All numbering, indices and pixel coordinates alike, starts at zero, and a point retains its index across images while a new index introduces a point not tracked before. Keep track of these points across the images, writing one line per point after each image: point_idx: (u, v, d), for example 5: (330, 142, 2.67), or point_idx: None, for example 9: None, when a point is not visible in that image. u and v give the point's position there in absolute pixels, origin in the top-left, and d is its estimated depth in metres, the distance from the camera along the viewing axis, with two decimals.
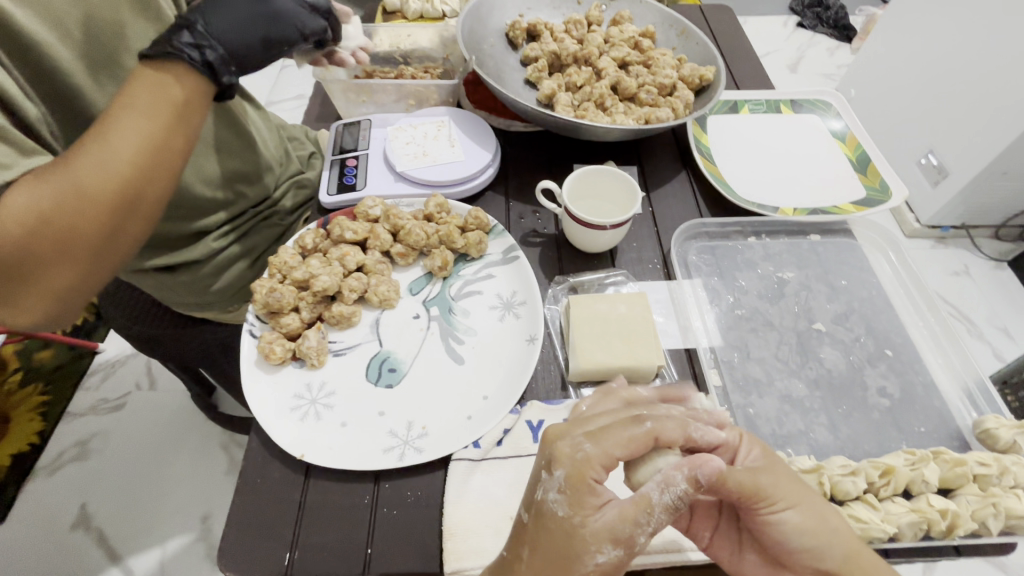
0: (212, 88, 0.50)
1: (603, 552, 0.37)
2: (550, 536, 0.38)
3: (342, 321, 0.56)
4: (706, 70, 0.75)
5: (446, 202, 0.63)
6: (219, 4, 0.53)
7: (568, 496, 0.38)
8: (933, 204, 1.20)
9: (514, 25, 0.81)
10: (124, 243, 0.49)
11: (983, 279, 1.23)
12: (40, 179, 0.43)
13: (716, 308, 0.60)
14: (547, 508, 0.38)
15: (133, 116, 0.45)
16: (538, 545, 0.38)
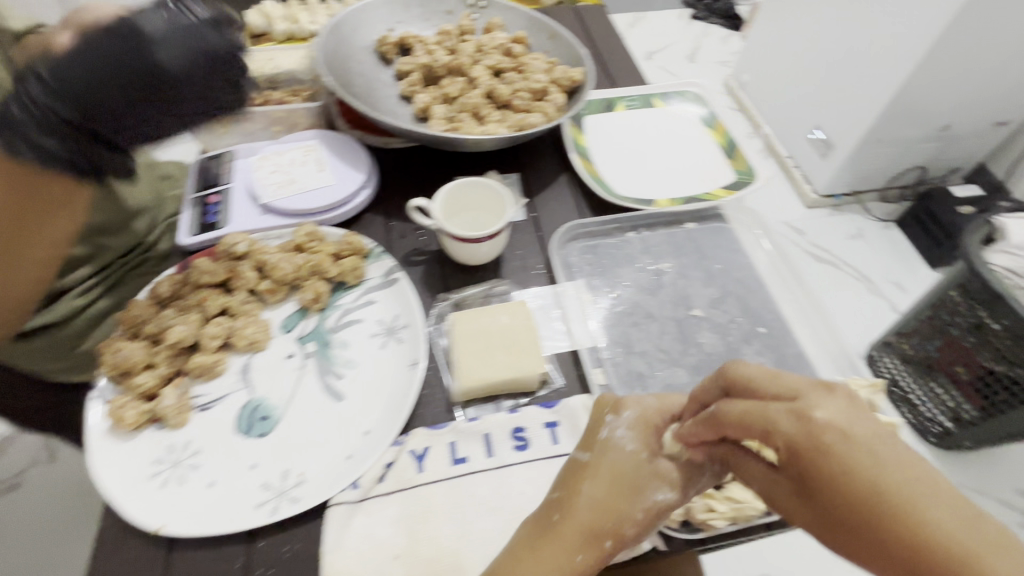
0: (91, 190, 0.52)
1: (662, 492, 0.42)
2: (613, 473, 0.42)
3: (204, 372, 0.52)
4: (575, 71, 0.76)
5: (317, 230, 0.61)
6: (86, 88, 0.48)
7: (635, 433, 0.44)
8: (825, 173, 1.08)
9: (382, 40, 0.80)
10: None
11: (877, 241, 1.09)
12: None
13: (599, 306, 0.61)
14: (611, 442, 0.44)
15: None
16: (598, 477, 0.42)
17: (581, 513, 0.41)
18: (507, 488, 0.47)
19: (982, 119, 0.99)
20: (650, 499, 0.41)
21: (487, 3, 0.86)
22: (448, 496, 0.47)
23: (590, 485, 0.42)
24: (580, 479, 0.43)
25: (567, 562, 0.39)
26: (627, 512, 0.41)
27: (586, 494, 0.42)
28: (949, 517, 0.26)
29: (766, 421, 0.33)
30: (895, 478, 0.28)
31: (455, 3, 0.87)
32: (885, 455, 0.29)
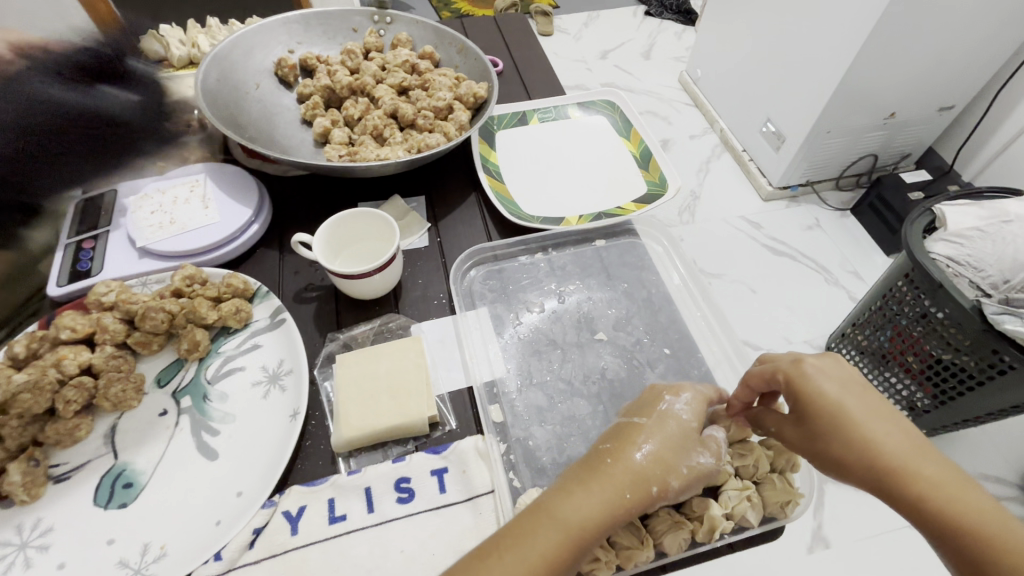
0: None
1: (704, 457, 0.42)
2: (673, 433, 0.42)
3: (61, 440, 0.48)
4: (479, 86, 0.73)
5: (197, 272, 0.57)
6: None
7: (693, 407, 0.44)
8: (780, 166, 1.04)
9: (279, 63, 0.76)
10: None
11: (835, 232, 1.05)
12: None
13: (500, 336, 0.58)
14: (671, 412, 0.43)
15: None
16: (661, 434, 0.41)
17: (621, 462, 0.40)
18: (385, 548, 0.44)
19: (927, 102, 0.96)
20: (695, 458, 0.41)
21: (392, 18, 0.83)
22: (322, 560, 0.43)
23: (644, 446, 0.41)
24: (634, 438, 0.41)
25: (616, 497, 0.38)
26: (676, 466, 0.40)
27: (645, 449, 0.41)
28: (879, 431, 0.38)
29: (776, 370, 0.43)
30: (865, 413, 0.39)
31: (360, 20, 0.83)
32: (858, 406, 0.39)
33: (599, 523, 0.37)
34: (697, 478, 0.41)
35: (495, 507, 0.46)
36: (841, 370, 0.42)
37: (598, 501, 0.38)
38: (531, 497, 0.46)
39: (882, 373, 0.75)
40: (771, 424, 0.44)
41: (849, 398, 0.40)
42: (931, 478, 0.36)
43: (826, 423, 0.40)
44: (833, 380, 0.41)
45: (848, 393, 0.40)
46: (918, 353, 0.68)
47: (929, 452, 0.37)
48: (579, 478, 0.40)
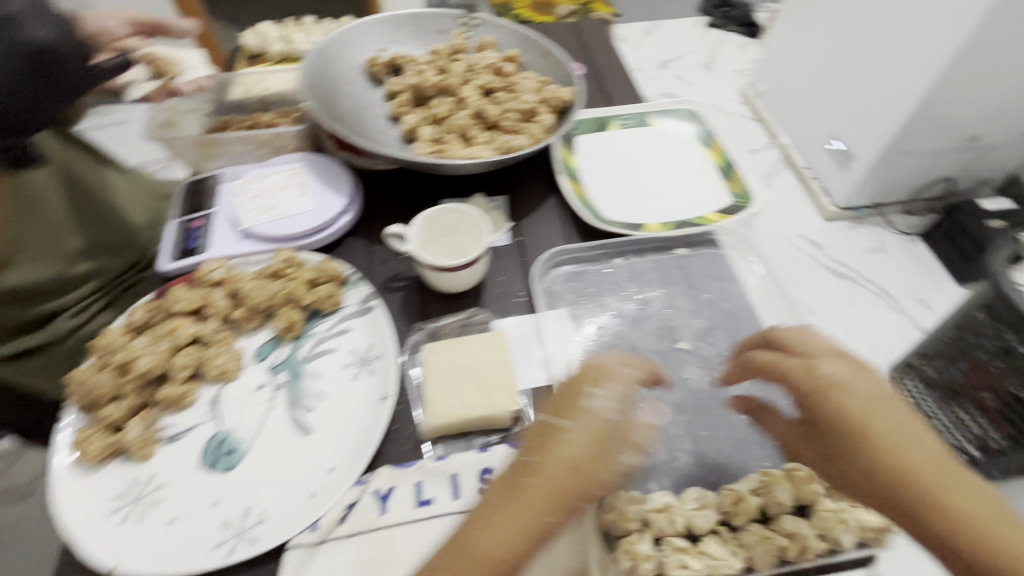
0: None
1: (625, 457, 0.41)
2: (594, 439, 0.40)
3: (172, 404, 0.51)
4: (565, 91, 0.74)
5: (295, 256, 0.60)
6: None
7: (616, 402, 0.42)
8: (846, 184, 0.94)
9: (372, 61, 0.79)
10: None
11: (902, 256, 0.93)
12: None
13: (581, 337, 0.58)
14: (591, 413, 0.40)
15: None
16: (581, 441, 0.39)
17: (558, 463, 0.38)
18: (471, 533, 0.45)
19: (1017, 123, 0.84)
20: (617, 459, 0.40)
21: (480, 21, 0.85)
22: (410, 540, 0.45)
23: (567, 450, 0.39)
24: (599, 444, 0.40)
25: (538, 520, 0.36)
26: (599, 472, 0.39)
27: (564, 457, 0.39)
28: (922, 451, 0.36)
29: (788, 370, 0.43)
30: (885, 430, 0.37)
31: (448, 22, 0.86)
32: (887, 421, 0.37)
33: (536, 528, 0.36)
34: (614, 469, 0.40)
35: None
36: (869, 382, 0.39)
37: (540, 509, 0.37)
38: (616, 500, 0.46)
39: (941, 411, 0.58)
40: (777, 429, 0.47)
41: (877, 413, 0.37)
42: (962, 506, 0.33)
43: (847, 434, 0.38)
44: (855, 391, 0.39)
45: (873, 404, 0.38)
46: (995, 388, 0.53)
47: (960, 478, 0.34)
48: (530, 476, 0.38)
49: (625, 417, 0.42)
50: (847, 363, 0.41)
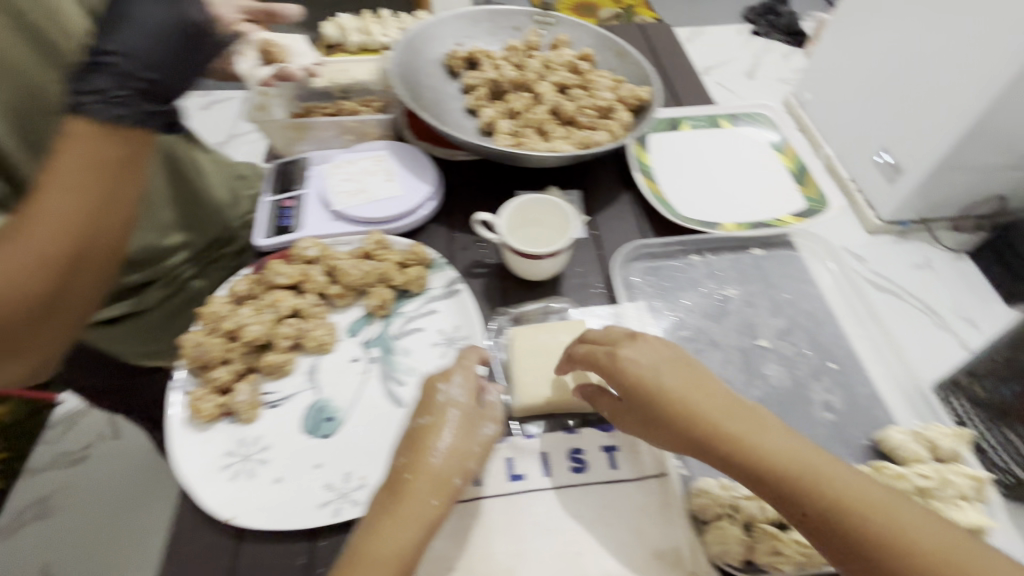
0: (134, 148, 0.49)
1: (489, 427, 0.45)
2: (460, 424, 0.44)
3: (275, 370, 0.54)
4: (642, 90, 0.76)
5: (385, 239, 0.63)
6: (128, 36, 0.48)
7: (466, 387, 0.46)
8: (895, 198, 0.86)
9: (452, 54, 0.81)
10: (77, 293, 0.49)
11: (949, 272, 0.88)
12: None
13: (660, 329, 0.59)
14: (448, 403, 0.44)
15: (68, 197, 0.44)
16: (448, 432, 0.43)
17: (419, 448, 0.43)
18: (562, 510, 0.47)
19: None
20: (480, 432, 0.45)
21: (556, 20, 0.87)
22: (505, 511, 0.47)
23: (439, 443, 0.43)
24: (436, 427, 0.43)
25: (425, 510, 0.40)
26: (466, 450, 0.43)
27: (438, 447, 0.42)
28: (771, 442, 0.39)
29: (594, 360, 0.47)
30: (702, 397, 0.42)
31: (524, 20, 0.88)
32: (700, 398, 0.42)
33: (428, 523, 0.40)
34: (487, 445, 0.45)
35: (667, 490, 0.48)
36: (656, 353, 0.45)
37: (417, 499, 0.40)
38: (706, 486, 0.47)
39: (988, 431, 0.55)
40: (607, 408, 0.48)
41: (669, 380, 0.43)
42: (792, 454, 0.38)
43: (662, 409, 0.42)
44: (666, 370, 0.44)
45: (680, 382, 0.43)
46: None
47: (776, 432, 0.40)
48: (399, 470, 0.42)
49: (478, 396, 0.46)
50: (637, 344, 0.46)
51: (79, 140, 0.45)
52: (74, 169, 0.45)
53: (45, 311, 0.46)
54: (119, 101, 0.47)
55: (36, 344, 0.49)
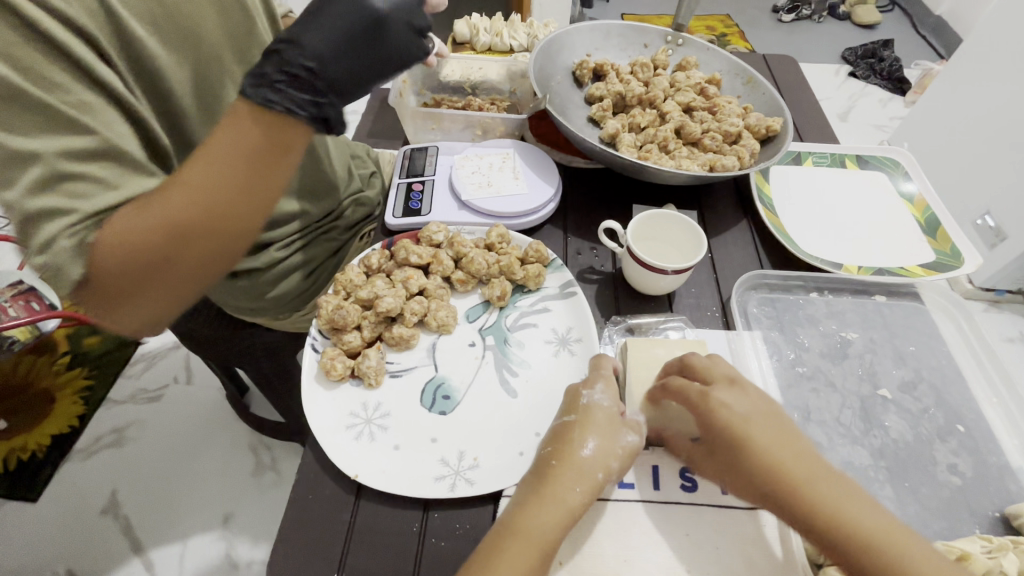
0: (292, 129, 0.46)
1: (631, 434, 0.48)
2: (604, 421, 0.48)
3: (400, 343, 0.57)
4: (773, 121, 0.75)
5: (507, 233, 0.65)
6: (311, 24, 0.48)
7: (609, 392, 0.50)
8: (993, 265, 1.15)
9: (582, 64, 0.83)
10: (198, 279, 0.48)
11: None
12: (133, 212, 0.44)
13: (776, 362, 0.58)
14: (593, 406, 0.48)
15: (212, 170, 0.44)
16: (598, 429, 0.47)
17: (577, 440, 0.46)
18: (671, 525, 0.47)
19: None
20: (625, 437, 0.47)
21: (684, 41, 0.88)
22: (614, 516, 0.47)
23: (587, 442, 0.46)
24: (593, 425, 0.47)
25: (569, 495, 0.44)
26: (610, 447, 0.46)
27: (581, 442, 0.46)
28: (872, 516, 0.41)
29: (688, 397, 0.48)
30: (782, 450, 0.44)
31: (654, 37, 0.89)
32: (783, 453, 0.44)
33: (573, 510, 0.43)
34: (631, 453, 0.47)
35: (781, 523, 0.47)
36: (750, 404, 0.47)
37: (567, 486, 0.44)
38: None
39: None
40: (683, 452, 0.50)
41: (757, 431, 0.45)
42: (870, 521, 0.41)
43: (745, 462, 0.45)
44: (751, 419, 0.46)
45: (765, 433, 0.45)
46: None
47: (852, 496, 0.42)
48: (557, 457, 0.46)
49: (621, 405, 0.50)
50: (733, 390, 0.48)
51: (242, 121, 0.44)
52: (228, 146, 0.44)
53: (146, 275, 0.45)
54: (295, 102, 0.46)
55: (144, 313, 0.48)
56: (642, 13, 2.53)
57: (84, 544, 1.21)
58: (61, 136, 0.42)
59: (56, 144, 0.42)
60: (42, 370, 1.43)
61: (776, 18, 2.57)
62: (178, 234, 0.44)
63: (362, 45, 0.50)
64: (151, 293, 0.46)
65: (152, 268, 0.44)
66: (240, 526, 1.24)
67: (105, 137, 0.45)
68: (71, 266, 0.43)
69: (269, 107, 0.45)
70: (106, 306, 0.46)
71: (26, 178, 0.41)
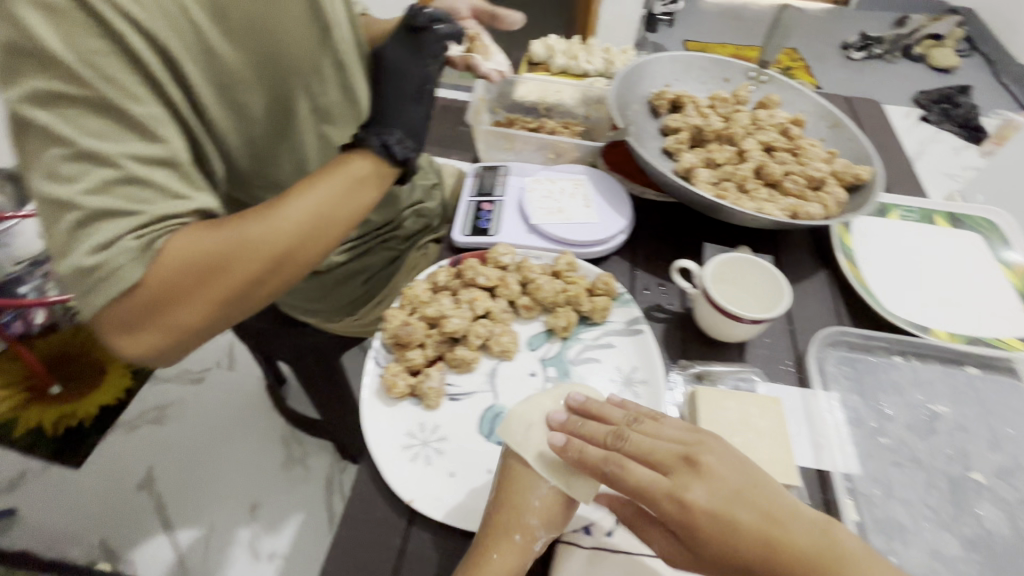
0: (383, 165, 0.54)
1: (548, 486, 0.45)
2: (517, 480, 0.46)
3: (462, 365, 0.56)
4: (862, 169, 0.72)
5: (575, 262, 0.63)
6: (381, 89, 0.57)
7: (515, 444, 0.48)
8: None
9: (661, 95, 0.82)
10: (256, 295, 0.49)
11: None
12: (213, 226, 0.45)
13: (855, 430, 0.55)
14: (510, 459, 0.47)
15: (310, 191, 0.49)
16: (525, 488, 0.45)
17: (497, 504, 0.45)
18: None
19: None
20: (541, 487, 0.45)
21: (768, 79, 0.86)
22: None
23: (533, 503, 0.44)
24: (512, 483, 0.46)
25: (491, 564, 0.41)
26: (527, 502, 0.44)
27: (503, 502, 0.45)
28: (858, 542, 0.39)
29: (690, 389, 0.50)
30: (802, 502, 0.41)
31: (736, 72, 0.87)
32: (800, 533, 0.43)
33: None
34: (560, 501, 0.44)
35: None
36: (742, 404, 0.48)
37: (482, 554, 0.42)
38: None
39: None
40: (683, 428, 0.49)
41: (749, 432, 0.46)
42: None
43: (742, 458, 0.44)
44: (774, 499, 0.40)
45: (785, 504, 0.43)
46: None
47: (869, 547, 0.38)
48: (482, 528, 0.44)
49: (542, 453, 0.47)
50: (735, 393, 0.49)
51: (346, 156, 0.53)
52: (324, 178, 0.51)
53: (210, 277, 0.45)
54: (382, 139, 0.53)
55: (185, 330, 0.45)
56: (704, 41, 2.50)
57: (118, 517, 1.23)
58: (130, 142, 0.42)
59: (124, 150, 0.42)
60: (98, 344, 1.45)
61: (845, 54, 2.49)
62: (263, 245, 0.46)
63: (391, 79, 0.56)
64: (206, 299, 0.45)
65: (223, 275, 0.45)
66: (265, 516, 1.25)
67: (169, 147, 0.44)
68: (131, 267, 0.42)
69: (377, 148, 0.53)
70: (146, 317, 0.44)
71: (89, 179, 0.40)
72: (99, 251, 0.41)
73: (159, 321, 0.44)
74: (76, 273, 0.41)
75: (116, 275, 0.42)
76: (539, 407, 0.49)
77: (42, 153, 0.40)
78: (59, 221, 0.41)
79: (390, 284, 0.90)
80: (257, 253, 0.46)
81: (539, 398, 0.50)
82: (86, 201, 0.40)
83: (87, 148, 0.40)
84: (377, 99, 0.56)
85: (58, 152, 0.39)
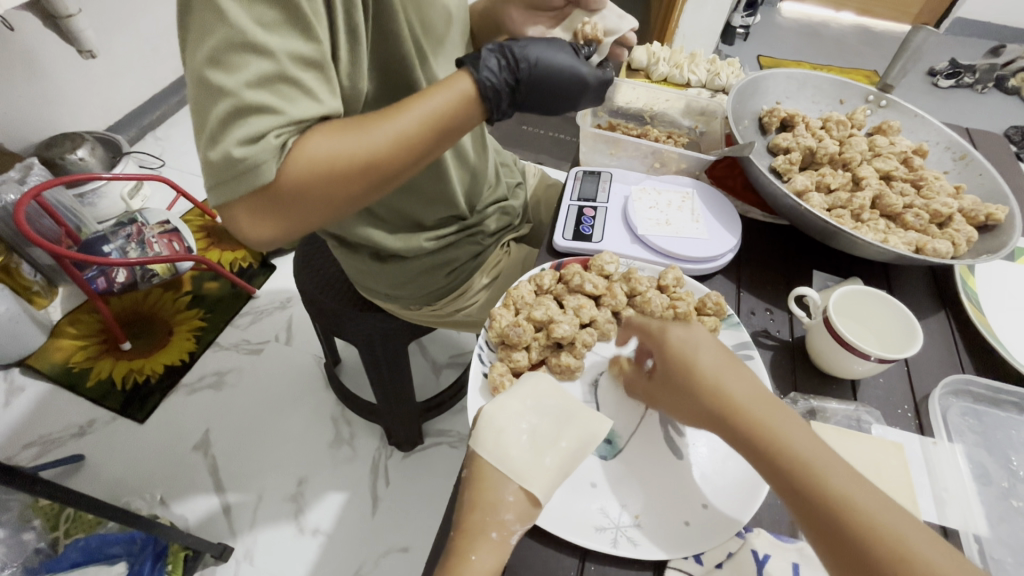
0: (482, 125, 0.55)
1: (515, 490, 0.43)
2: (485, 479, 0.43)
3: (566, 372, 0.55)
4: (996, 208, 0.67)
5: (682, 277, 0.61)
6: (545, 58, 0.57)
7: (479, 436, 0.45)
8: None
9: (773, 112, 0.78)
10: (360, 200, 0.52)
11: None
12: (335, 134, 0.48)
13: (985, 488, 0.51)
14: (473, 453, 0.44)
15: (425, 116, 0.50)
16: (495, 486, 0.43)
17: (468, 503, 0.43)
18: None
19: None
20: (511, 483, 0.43)
21: (888, 103, 0.81)
22: None
23: (506, 497, 0.42)
24: (482, 482, 0.43)
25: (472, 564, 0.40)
26: (499, 497, 0.43)
27: (475, 498, 0.43)
28: (830, 466, 0.38)
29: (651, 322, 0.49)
30: (763, 422, 0.41)
31: (853, 94, 0.83)
32: (785, 425, 0.40)
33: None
34: (537, 496, 0.43)
35: None
36: (706, 337, 0.47)
37: (459, 556, 0.40)
38: None
39: None
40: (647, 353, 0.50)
41: (705, 356, 0.45)
42: (928, 557, 0.33)
43: (689, 382, 0.44)
44: (786, 420, 0.41)
45: (747, 393, 0.42)
46: None
47: (851, 472, 0.38)
48: (454, 528, 0.43)
49: (510, 448, 0.44)
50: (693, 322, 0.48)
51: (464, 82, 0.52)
52: (439, 102, 0.51)
53: (330, 185, 0.48)
54: (497, 90, 0.53)
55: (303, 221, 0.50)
56: (780, 58, 2.40)
57: (169, 476, 1.24)
58: (285, 38, 0.44)
59: (283, 48, 0.44)
60: (166, 304, 1.52)
61: (931, 82, 2.35)
62: (380, 164, 0.49)
63: (555, 63, 0.57)
64: (324, 199, 0.49)
65: (342, 183, 0.49)
66: (309, 492, 1.24)
67: (318, 49, 0.47)
68: (270, 165, 0.45)
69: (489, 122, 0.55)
70: (277, 209, 0.48)
71: (250, 69, 0.42)
72: (246, 143, 0.44)
73: (281, 213, 0.49)
74: (224, 160, 0.44)
75: (258, 170, 0.45)
76: (506, 408, 0.46)
77: (208, 37, 0.42)
78: (218, 103, 0.43)
79: (471, 279, 0.90)
80: (372, 169, 0.49)
81: (504, 400, 0.46)
82: (247, 92, 0.43)
83: (252, 37, 0.42)
84: (538, 63, 0.56)
85: (226, 38, 0.41)
